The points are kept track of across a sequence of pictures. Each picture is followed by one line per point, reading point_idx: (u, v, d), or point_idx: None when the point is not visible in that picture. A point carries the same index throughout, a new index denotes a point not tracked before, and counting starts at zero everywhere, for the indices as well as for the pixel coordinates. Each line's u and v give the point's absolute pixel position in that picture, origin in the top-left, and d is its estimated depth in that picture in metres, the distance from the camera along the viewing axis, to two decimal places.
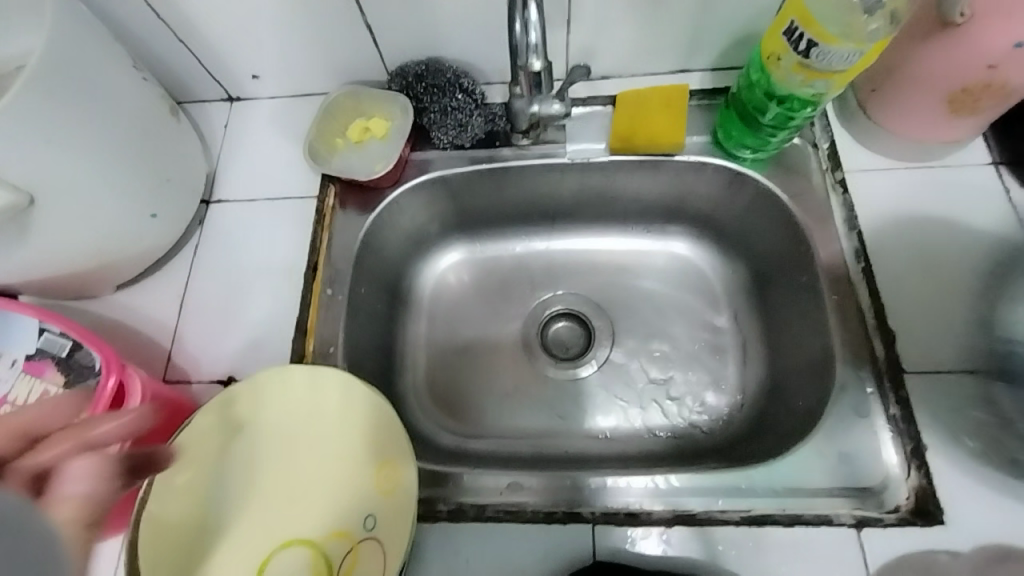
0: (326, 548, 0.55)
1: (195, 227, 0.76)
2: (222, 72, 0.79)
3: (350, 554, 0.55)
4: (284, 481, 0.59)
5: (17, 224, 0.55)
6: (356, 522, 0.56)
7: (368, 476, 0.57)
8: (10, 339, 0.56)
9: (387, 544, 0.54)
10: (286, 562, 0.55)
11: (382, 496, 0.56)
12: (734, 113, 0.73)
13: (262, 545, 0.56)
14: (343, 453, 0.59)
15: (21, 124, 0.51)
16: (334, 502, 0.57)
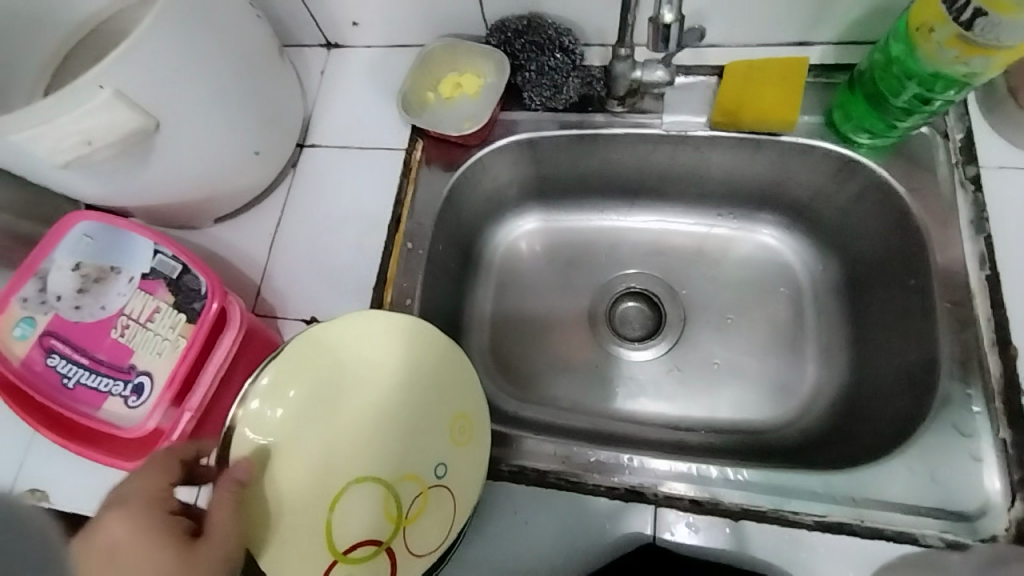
0: (398, 489, 0.57)
1: (288, 169, 0.78)
2: (325, 17, 0.79)
3: (421, 497, 0.57)
4: (361, 420, 0.60)
5: (142, 147, 0.57)
6: (429, 468, 0.58)
7: (445, 427, 0.59)
8: (129, 257, 0.60)
9: (458, 495, 0.56)
10: (357, 497, 0.57)
11: (457, 447, 0.58)
12: (858, 91, 0.67)
13: (335, 478, 0.58)
14: (424, 403, 0.60)
15: (157, 50, 0.52)
16: (409, 448, 0.59)
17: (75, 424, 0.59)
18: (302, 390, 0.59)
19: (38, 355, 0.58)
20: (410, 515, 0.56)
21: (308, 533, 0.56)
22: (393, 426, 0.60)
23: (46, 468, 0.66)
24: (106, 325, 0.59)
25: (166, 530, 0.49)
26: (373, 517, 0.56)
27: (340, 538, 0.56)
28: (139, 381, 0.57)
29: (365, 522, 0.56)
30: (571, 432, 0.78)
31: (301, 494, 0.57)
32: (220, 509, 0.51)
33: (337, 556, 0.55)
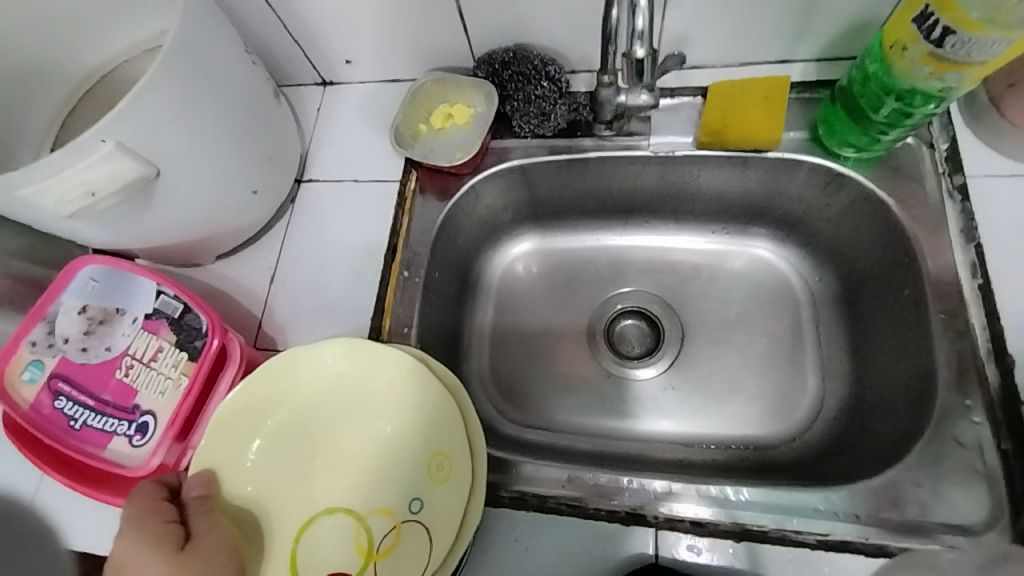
0: (369, 522, 0.58)
1: (287, 204, 0.80)
2: (319, 56, 0.82)
3: (394, 532, 0.57)
4: (339, 450, 0.61)
5: (145, 193, 0.59)
6: (405, 503, 0.57)
7: (423, 461, 0.58)
8: (132, 298, 0.62)
9: (431, 532, 0.56)
10: (327, 528, 0.58)
11: (433, 482, 0.58)
12: (840, 103, 0.68)
13: (307, 506, 0.59)
14: (401, 433, 0.60)
15: (156, 103, 0.55)
16: (386, 480, 0.59)
17: (82, 464, 0.60)
18: (281, 415, 0.61)
19: (46, 398, 0.60)
20: (381, 549, 0.56)
21: (275, 563, 0.56)
22: (370, 454, 0.61)
23: (56, 506, 0.67)
24: (110, 366, 0.60)
25: (162, 540, 0.51)
26: (344, 550, 0.57)
27: (306, 569, 0.56)
28: (143, 420, 0.59)
29: (333, 555, 0.56)
30: (572, 453, 0.77)
31: (273, 523, 0.58)
32: (199, 520, 0.53)
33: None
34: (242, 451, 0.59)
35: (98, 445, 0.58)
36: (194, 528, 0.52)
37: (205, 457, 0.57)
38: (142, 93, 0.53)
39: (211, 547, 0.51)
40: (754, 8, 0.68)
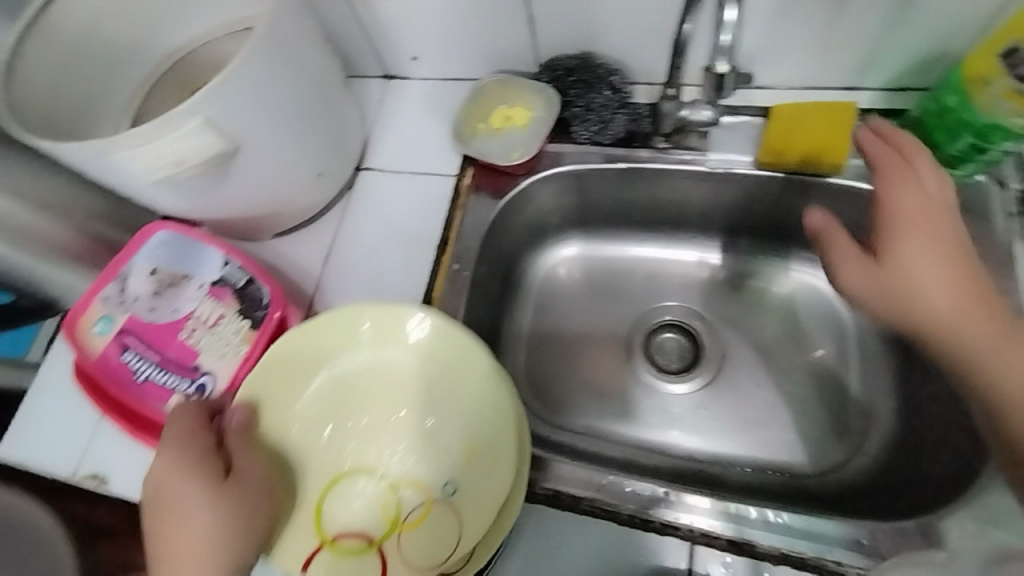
0: (400, 494, 0.60)
1: (344, 190, 0.82)
2: (386, 50, 0.84)
3: (423, 508, 0.59)
4: (382, 414, 0.63)
5: (223, 167, 0.62)
6: (440, 482, 0.60)
7: (464, 446, 0.60)
8: (201, 265, 0.65)
9: (460, 516, 0.58)
10: (356, 489, 0.60)
11: (471, 464, 0.60)
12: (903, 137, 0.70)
13: (341, 462, 0.61)
14: (448, 410, 0.62)
15: (243, 84, 0.58)
16: (422, 454, 0.61)
17: (141, 416, 0.63)
18: (340, 366, 0.63)
19: (114, 351, 0.63)
20: (408, 522, 0.59)
21: (302, 510, 0.59)
22: (410, 422, 0.62)
23: (106, 457, 0.70)
24: (175, 328, 0.64)
25: (206, 465, 0.52)
26: (371, 512, 0.59)
27: (331, 523, 0.59)
28: (202, 381, 0.62)
29: (359, 516, 0.59)
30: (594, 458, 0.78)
31: (311, 472, 0.60)
32: (240, 451, 0.55)
33: (323, 539, 0.58)
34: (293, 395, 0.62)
35: (159, 400, 0.61)
36: (234, 457, 0.54)
37: (257, 390, 0.60)
38: (233, 73, 0.56)
39: (252, 480, 0.53)
40: (828, 33, 0.67)
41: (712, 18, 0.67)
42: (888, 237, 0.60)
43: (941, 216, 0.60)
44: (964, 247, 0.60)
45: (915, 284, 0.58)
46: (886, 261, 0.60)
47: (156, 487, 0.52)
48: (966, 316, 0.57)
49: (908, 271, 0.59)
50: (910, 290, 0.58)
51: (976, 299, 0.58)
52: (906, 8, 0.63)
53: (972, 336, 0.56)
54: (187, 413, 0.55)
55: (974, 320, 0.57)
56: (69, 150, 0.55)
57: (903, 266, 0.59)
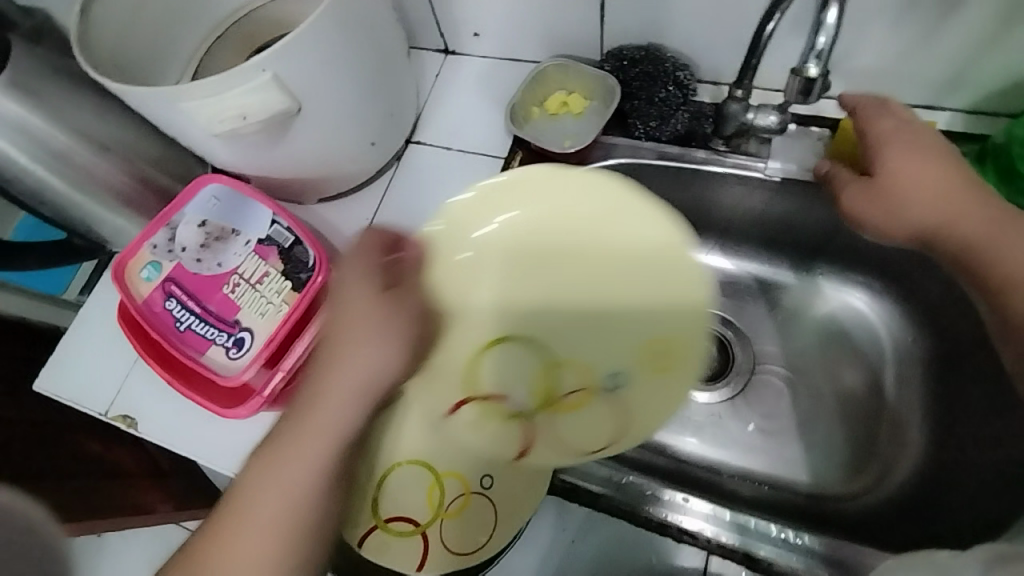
0: (560, 374, 0.65)
1: (392, 162, 0.81)
2: (449, 24, 0.83)
3: (583, 395, 0.64)
4: (602, 313, 0.64)
5: (283, 126, 0.62)
6: (610, 372, 0.64)
7: (642, 345, 0.63)
8: (249, 222, 0.66)
9: (620, 408, 0.63)
10: (511, 358, 0.65)
11: (643, 367, 0.63)
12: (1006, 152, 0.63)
13: (501, 316, 0.65)
14: (650, 286, 0.63)
15: (313, 44, 0.57)
16: (620, 347, 0.64)
17: (178, 363, 0.65)
18: (528, 210, 0.64)
19: (159, 297, 0.64)
20: (564, 402, 0.64)
21: (455, 355, 0.64)
22: (612, 316, 0.64)
23: (138, 401, 0.72)
24: (219, 281, 0.64)
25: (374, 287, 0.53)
26: (525, 385, 0.65)
27: (482, 384, 0.64)
28: (241, 336, 0.63)
29: (508, 380, 0.64)
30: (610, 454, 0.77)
31: (479, 294, 0.65)
32: (410, 280, 0.58)
33: (470, 395, 0.64)
34: (535, 216, 0.64)
35: (198, 350, 0.62)
36: (404, 284, 0.56)
37: (438, 238, 0.63)
38: (306, 31, 0.56)
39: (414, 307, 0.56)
40: (916, 47, 0.64)
41: (798, 19, 0.65)
42: (881, 152, 0.59)
43: (926, 132, 0.59)
44: (960, 161, 0.59)
45: (909, 193, 0.58)
46: (881, 178, 0.59)
47: (339, 292, 0.53)
48: (961, 222, 0.56)
49: (902, 180, 0.58)
50: (900, 198, 0.59)
51: (975, 189, 0.57)
52: (1005, 28, 0.60)
53: (969, 243, 0.56)
54: (368, 244, 0.54)
55: (974, 227, 0.56)
56: (138, 93, 0.55)
57: (897, 184, 0.58)
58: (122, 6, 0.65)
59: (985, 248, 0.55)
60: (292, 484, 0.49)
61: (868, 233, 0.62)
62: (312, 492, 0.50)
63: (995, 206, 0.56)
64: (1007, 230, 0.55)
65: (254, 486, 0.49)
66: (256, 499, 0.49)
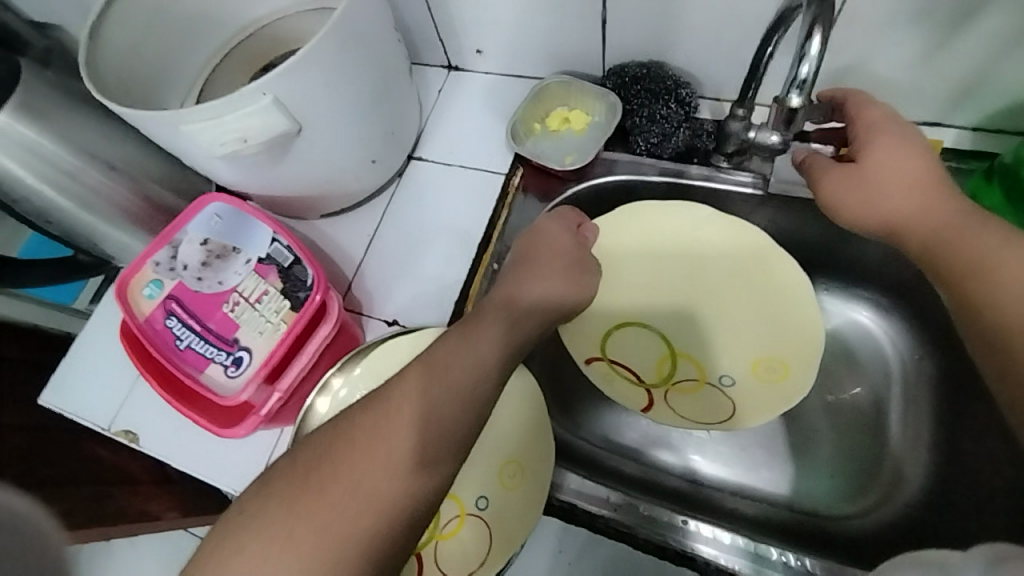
0: (679, 360, 0.75)
1: (394, 177, 0.82)
2: (452, 42, 0.82)
3: (696, 384, 0.74)
4: (697, 320, 0.76)
5: (284, 146, 0.63)
6: (721, 372, 0.74)
7: (758, 358, 0.73)
8: (249, 240, 0.66)
9: (727, 404, 0.73)
10: (642, 337, 0.75)
11: (753, 374, 0.73)
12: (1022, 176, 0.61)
13: (634, 301, 0.76)
14: (752, 328, 0.74)
15: (314, 66, 0.58)
16: (721, 347, 0.75)
17: (178, 381, 0.65)
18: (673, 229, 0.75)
19: (159, 315, 0.65)
20: (678, 385, 0.74)
21: (595, 327, 0.75)
22: (710, 325, 0.75)
23: (140, 414, 0.73)
24: (219, 299, 0.65)
25: (561, 257, 0.66)
26: (650, 362, 0.75)
27: (613, 351, 0.75)
28: (240, 355, 0.63)
29: (638, 357, 0.75)
30: (604, 468, 0.75)
31: (619, 286, 0.76)
32: (581, 248, 0.69)
33: (603, 355, 0.74)
34: (649, 230, 0.75)
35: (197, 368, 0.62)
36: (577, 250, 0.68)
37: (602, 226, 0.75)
38: (305, 56, 0.56)
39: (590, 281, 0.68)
40: (924, 65, 0.63)
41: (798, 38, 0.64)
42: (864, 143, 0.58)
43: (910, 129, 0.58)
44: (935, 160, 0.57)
45: (885, 179, 0.57)
46: (859, 167, 0.58)
47: (549, 239, 0.67)
48: (928, 210, 0.55)
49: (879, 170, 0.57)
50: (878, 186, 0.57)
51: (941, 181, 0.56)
52: (1015, 47, 0.59)
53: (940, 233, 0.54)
54: (565, 218, 0.70)
55: (940, 214, 0.55)
56: (141, 117, 0.56)
57: (875, 172, 0.57)
58: (127, 28, 0.65)
59: (949, 236, 0.53)
60: (437, 417, 0.45)
61: (843, 219, 0.60)
62: (457, 418, 0.46)
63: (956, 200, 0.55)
64: (969, 220, 0.53)
65: (394, 402, 0.46)
66: (396, 415, 0.45)
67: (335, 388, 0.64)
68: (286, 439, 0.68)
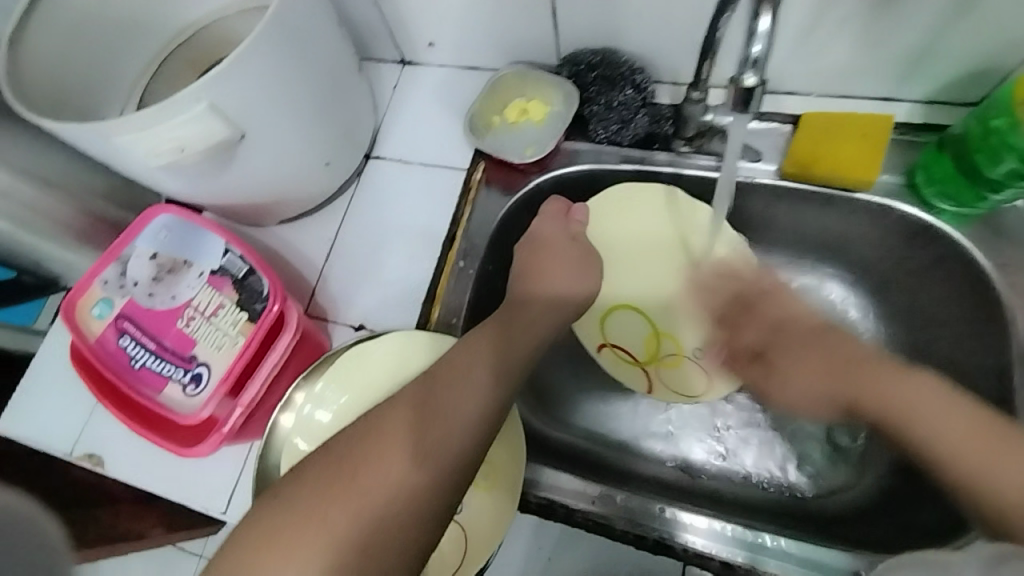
0: (662, 339, 0.78)
1: (353, 178, 0.80)
2: (403, 36, 0.80)
3: (678, 358, 0.78)
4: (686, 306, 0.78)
5: (228, 153, 0.61)
6: (692, 343, 0.78)
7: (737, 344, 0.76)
8: (201, 252, 0.64)
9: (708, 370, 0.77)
10: (632, 322, 0.79)
11: None
12: (967, 149, 0.62)
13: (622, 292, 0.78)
14: None
15: (251, 68, 0.56)
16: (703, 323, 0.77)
17: (136, 401, 0.63)
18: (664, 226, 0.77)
19: (111, 335, 0.63)
20: (666, 361, 0.78)
21: (595, 313, 0.78)
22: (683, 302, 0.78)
23: (102, 437, 0.71)
24: (174, 315, 0.63)
25: (566, 255, 0.66)
26: (638, 341, 0.79)
27: (612, 334, 0.79)
28: (198, 371, 0.61)
29: (633, 336, 0.79)
30: (586, 460, 0.75)
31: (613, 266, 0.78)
32: (575, 237, 0.68)
33: (605, 341, 0.79)
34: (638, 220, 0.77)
35: (153, 387, 0.61)
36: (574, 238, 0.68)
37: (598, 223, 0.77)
38: (240, 58, 0.54)
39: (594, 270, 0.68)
40: (875, 38, 0.63)
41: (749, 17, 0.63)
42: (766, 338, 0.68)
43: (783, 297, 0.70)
44: (810, 324, 0.66)
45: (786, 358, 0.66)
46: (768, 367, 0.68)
47: (549, 241, 0.67)
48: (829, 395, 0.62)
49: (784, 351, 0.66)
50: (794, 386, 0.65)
51: (841, 356, 0.62)
52: (960, 15, 0.58)
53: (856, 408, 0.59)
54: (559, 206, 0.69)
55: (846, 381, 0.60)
56: (69, 130, 0.54)
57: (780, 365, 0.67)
58: (52, 38, 0.62)
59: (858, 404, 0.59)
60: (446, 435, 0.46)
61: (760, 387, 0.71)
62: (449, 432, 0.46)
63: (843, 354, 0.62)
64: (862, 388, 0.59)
65: (402, 402, 0.47)
66: (394, 414, 0.46)
67: (297, 404, 0.62)
68: (256, 454, 0.67)
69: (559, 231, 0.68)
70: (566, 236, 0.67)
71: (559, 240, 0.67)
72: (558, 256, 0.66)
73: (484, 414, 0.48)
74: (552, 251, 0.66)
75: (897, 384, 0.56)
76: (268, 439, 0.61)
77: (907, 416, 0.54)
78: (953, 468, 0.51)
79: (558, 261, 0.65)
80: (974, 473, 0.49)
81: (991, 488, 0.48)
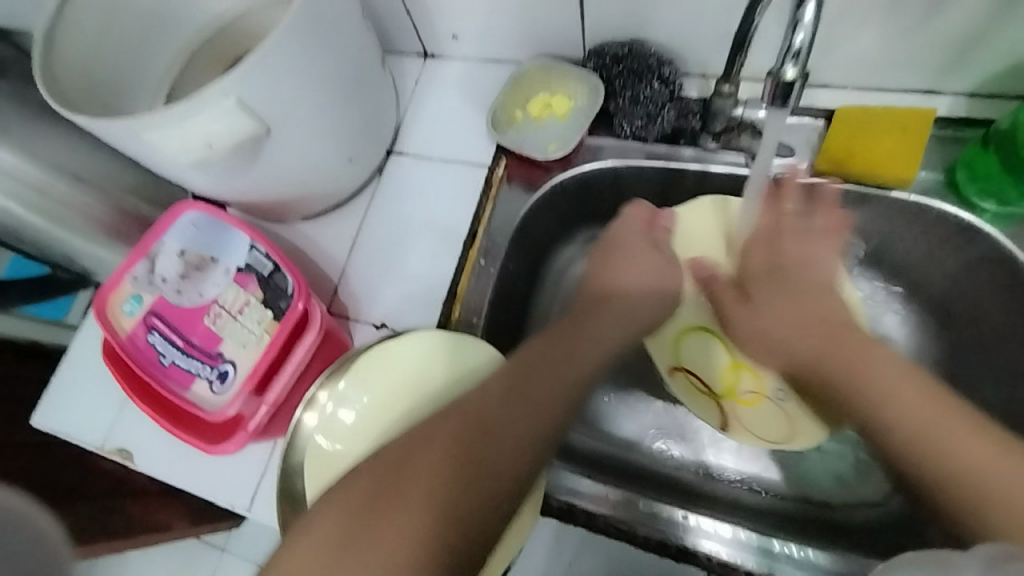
0: (740, 374, 0.73)
1: (375, 174, 0.80)
2: (427, 29, 0.79)
3: (756, 399, 0.73)
4: None
5: (254, 151, 0.61)
6: (772, 389, 0.72)
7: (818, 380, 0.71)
8: (227, 250, 0.65)
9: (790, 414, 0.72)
10: (707, 347, 0.74)
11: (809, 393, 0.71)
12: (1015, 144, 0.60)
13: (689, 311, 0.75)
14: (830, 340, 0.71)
15: (278, 64, 0.56)
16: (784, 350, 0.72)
17: (165, 396, 0.65)
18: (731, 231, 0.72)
19: (141, 332, 0.64)
20: (744, 399, 0.73)
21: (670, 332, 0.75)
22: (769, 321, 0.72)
23: (133, 428, 0.73)
24: (201, 312, 0.64)
25: (653, 263, 0.68)
26: (716, 372, 0.74)
27: (688, 360, 0.75)
28: (224, 368, 0.62)
29: (709, 365, 0.74)
30: (600, 461, 0.75)
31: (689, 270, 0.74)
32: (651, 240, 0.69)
33: (678, 365, 0.75)
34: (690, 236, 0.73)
35: (182, 383, 0.62)
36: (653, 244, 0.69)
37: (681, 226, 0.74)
38: (267, 54, 0.54)
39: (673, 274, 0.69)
40: (916, 28, 0.60)
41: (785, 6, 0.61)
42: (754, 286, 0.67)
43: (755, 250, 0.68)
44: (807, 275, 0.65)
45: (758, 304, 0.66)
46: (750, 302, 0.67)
47: (626, 249, 0.68)
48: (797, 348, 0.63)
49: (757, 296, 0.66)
50: (761, 337, 0.66)
51: (830, 321, 0.62)
52: (1010, 3, 0.56)
53: (823, 371, 0.60)
54: (643, 209, 0.71)
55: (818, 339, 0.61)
56: (101, 126, 0.54)
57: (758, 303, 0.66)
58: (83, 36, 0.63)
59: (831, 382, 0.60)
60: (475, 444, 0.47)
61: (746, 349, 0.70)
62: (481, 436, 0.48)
63: (820, 315, 0.63)
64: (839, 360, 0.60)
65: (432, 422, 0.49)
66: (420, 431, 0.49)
67: (321, 402, 0.63)
68: (279, 451, 0.68)
69: (643, 239, 0.69)
70: (649, 243, 0.69)
71: (639, 247, 0.68)
72: (651, 263, 0.68)
73: (535, 434, 0.50)
74: (633, 253, 0.68)
75: (867, 358, 0.58)
76: (292, 437, 0.62)
77: (882, 394, 0.55)
78: (900, 434, 0.52)
79: (646, 266, 0.67)
80: (958, 461, 0.48)
81: (931, 451, 0.50)
